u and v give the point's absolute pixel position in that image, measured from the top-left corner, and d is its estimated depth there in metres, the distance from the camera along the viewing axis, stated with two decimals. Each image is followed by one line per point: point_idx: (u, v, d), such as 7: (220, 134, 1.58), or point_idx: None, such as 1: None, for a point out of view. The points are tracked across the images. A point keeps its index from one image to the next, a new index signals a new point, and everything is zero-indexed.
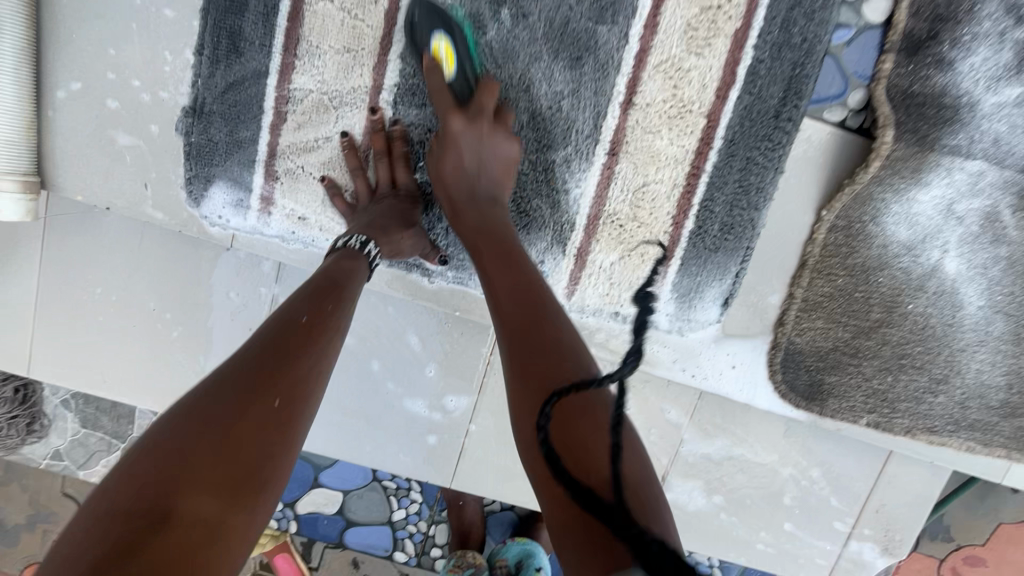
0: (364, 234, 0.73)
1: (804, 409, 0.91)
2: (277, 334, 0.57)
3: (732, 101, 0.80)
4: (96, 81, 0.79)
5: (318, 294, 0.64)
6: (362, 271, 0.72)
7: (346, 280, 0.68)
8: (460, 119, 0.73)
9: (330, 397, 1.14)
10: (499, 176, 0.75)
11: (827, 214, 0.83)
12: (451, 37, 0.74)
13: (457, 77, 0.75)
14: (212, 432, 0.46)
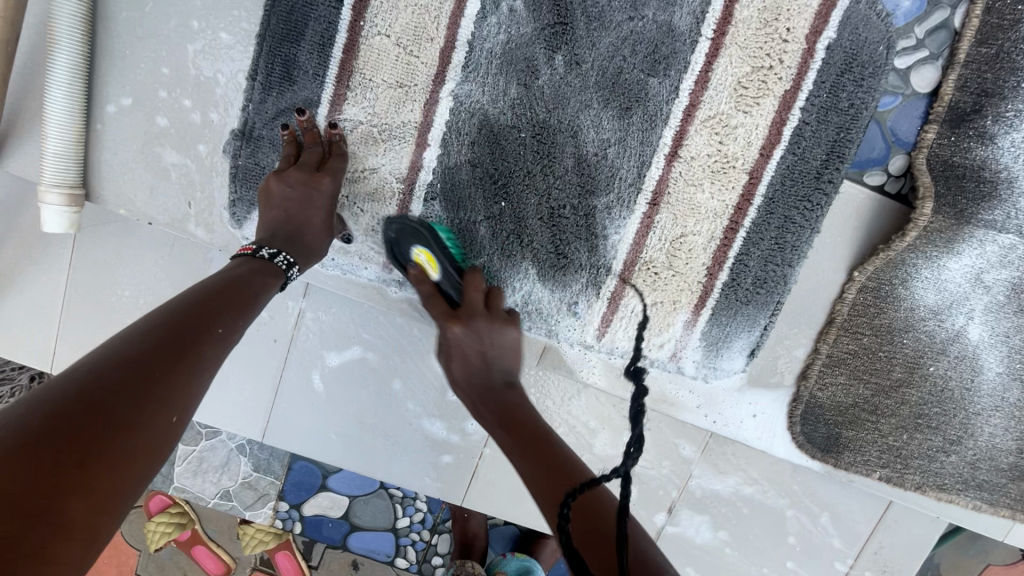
0: (274, 248, 0.70)
1: (820, 460, 0.93)
2: (197, 319, 0.56)
3: (775, 160, 0.81)
4: (147, 98, 0.80)
5: (215, 296, 0.60)
6: (274, 278, 0.68)
7: (241, 281, 0.64)
8: (457, 328, 0.75)
9: (349, 412, 1.16)
10: (510, 355, 0.76)
11: (858, 275, 0.84)
12: (424, 244, 0.78)
13: (444, 275, 0.78)
14: (116, 411, 0.45)
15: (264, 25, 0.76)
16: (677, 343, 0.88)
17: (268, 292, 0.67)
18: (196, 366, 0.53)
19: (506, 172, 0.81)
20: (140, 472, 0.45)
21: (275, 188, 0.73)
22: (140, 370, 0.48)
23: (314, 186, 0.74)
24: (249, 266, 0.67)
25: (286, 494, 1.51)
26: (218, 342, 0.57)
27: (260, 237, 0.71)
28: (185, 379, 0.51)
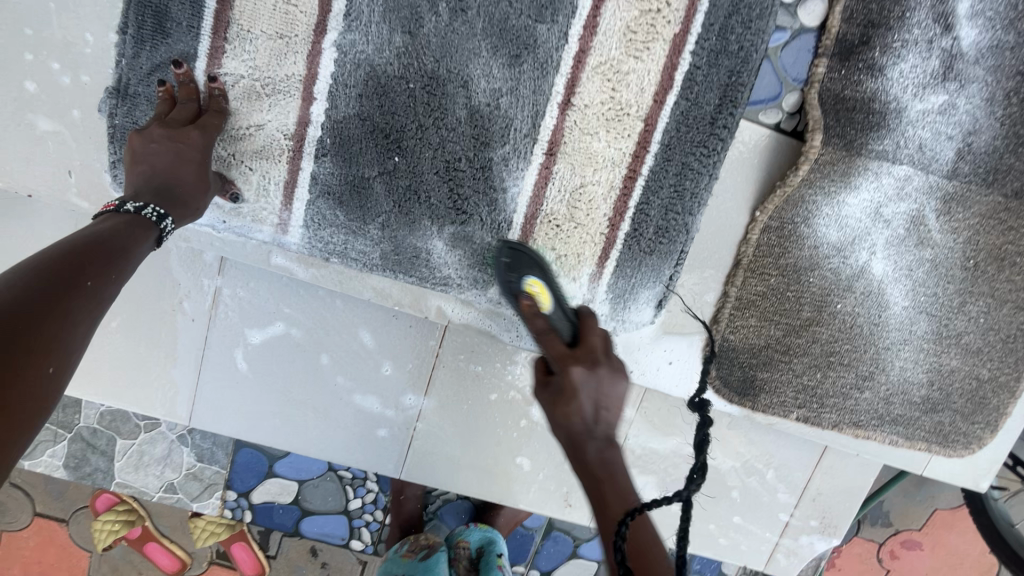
0: (139, 201, 0.67)
1: (737, 404, 0.93)
2: (72, 276, 0.54)
3: (668, 105, 0.80)
4: (12, 60, 0.76)
5: (90, 251, 0.58)
6: (149, 234, 0.65)
7: (118, 237, 0.62)
8: (578, 367, 0.67)
9: (277, 389, 1.13)
10: (620, 388, 0.69)
11: (760, 215, 0.84)
12: (539, 278, 0.78)
13: (556, 309, 0.75)
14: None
15: None
16: (585, 296, 0.87)
17: (141, 247, 0.64)
18: (65, 319, 0.51)
19: (397, 126, 0.79)
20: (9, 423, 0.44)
21: (142, 145, 0.70)
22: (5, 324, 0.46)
23: (186, 141, 0.72)
24: (117, 222, 0.63)
25: (232, 483, 1.48)
26: (90, 296, 0.55)
27: (129, 194, 0.69)
28: (57, 333, 0.49)
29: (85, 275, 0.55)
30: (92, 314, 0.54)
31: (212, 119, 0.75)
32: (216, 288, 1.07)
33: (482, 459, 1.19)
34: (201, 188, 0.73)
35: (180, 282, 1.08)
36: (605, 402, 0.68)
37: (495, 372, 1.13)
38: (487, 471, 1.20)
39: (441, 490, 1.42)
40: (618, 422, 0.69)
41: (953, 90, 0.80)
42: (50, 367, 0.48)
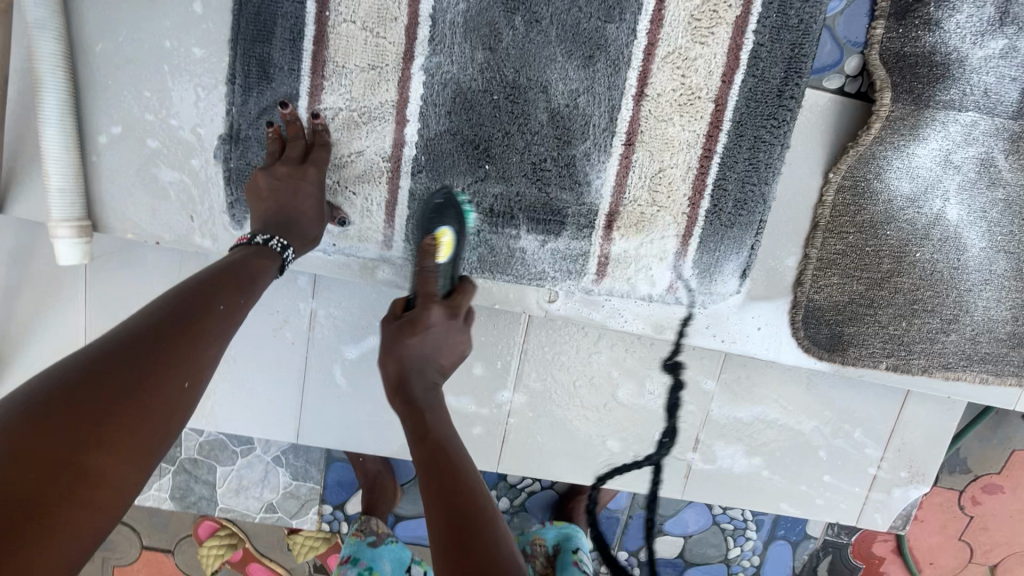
0: (266, 233, 0.75)
1: (828, 361, 0.96)
2: (207, 303, 0.63)
3: (737, 84, 0.84)
4: (135, 122, 0.83)
5: (223, 279, 0.67)
6: (273, 263, 0.75)
7: (248, 262, 0.72)
8: (437, 309, 0.77)
9: (375, 400, 1.19)
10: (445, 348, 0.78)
11: (834, 176, 0.88)
12: (453, 230, 0.82)
13: (450, 263, 0.81)
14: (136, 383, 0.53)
15: (235, 30, 0.80)
16: (672, 275, 0.92)
17: (266, 273, 0.74)
18: (197, 341, 0.60)
19: (485, 135, 0.85)
20: (153, 429, 0.53)
21: (263, 186, 0.78)
22: (148, 347, 0.56)
23: (299, 181, 0.79)
24: (246, 251, 0.73)
25: (327, 496, 1.56)
26: (222, 319, 0.64)
27: (257, 228, 0.77)
28: (188, 352, 0.58)
29: (217, 299, 0.64)
30: (224, 335, 0.63)
31: (322, 152, 0.82)
32: (312, 310, 1.14)
33: (574, 445, 1.24)
34: (317, 218, 0.81)
35: (278, 310, 1.15)
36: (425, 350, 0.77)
37: (579, 360, 1.18)
38: (579, 457, 1.24)
39: (527, 482, 1.44)
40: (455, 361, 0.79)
41: (1011, 33, 0.83)
42: (184, 381, 0.57)
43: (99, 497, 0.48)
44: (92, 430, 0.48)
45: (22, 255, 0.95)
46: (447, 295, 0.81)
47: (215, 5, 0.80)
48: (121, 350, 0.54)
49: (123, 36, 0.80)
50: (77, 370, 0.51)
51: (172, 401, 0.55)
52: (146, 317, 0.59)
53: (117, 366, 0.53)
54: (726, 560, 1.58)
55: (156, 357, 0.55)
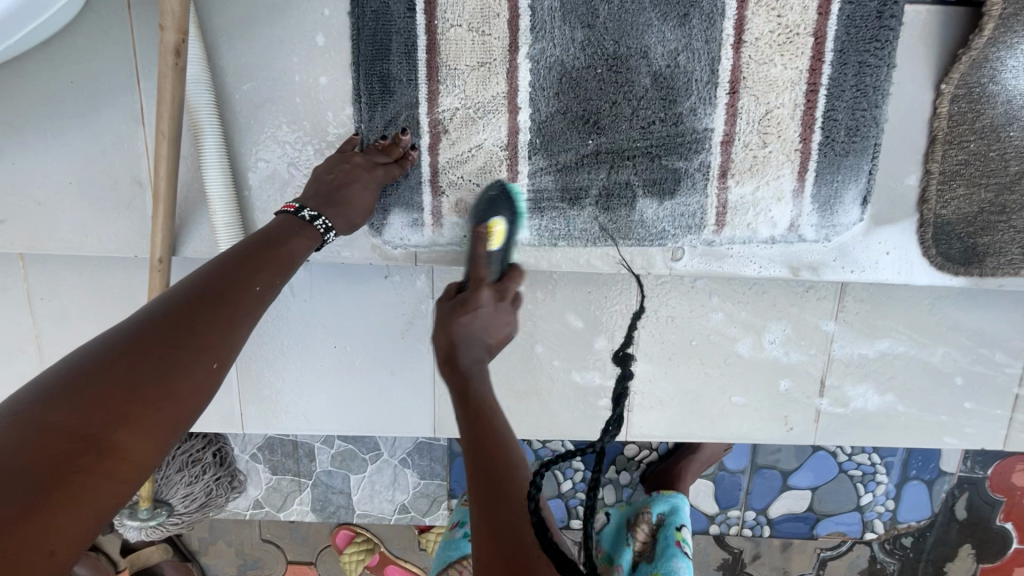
0: (315, 209, 0.81)
1: (964, 275, 0.95)
2: (236, 285, 0.67)
3: (834, 13, 0.85)
4: (277, 153, 0.92)
5: (249, 259, 0.71)
6: (309, 238, 0.80)
7: (280, 240, 0.76)
8: (487, 292, 0.87)
9: (502, 387, 1.25)
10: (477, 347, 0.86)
11: (947, 86, 0.87)
12: (505, 221, 0.89)
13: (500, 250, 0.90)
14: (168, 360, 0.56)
15: (355, 54, 0.87)
16: (792, 214, 0.93)
17: (303, 252, 0.78)
18: (226, 323, 0.63)
19: (594, 109, 0.89)
20: (179, 405, 0.55)
21: (318, 169, 0.86)
22: (179, 323, 0.59)
23: (352, 171, 0.85)
24: (290, 226, 0.79)
25: (454, 491, 1.60)
26: (254, 300, 0.68)
27: (306, 196, 0.83)
28: (215, 333, 0.61)
29: (253, 279, 0.69)
30: (253, 313, 0.67)
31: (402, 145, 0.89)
32: (433, 309, 1.20)
33: (699, 405, 1.25)
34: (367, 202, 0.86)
35: (402, 314, 1.21)
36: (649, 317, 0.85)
37: (693, 320, 1.19)
38: (706, 416, 1.25)
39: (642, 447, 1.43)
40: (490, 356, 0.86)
41: None
42: (211, 363, 0.59)
43: (120, 471, 0.49)
44: (115, 400, 0.51)
45: None
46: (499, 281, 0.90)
47: (335, 35, 0.87)
48: (152, 325, 0.58)
49: (259, 77, 0.89)
50: (109, 345, 0.55)
51: (198, 380, 0.57)
52: (179, 295, 0.63)
53: (144, 340, 0.56)
54: (859, 507, 1.54)
55: (182, 334, 0.58)
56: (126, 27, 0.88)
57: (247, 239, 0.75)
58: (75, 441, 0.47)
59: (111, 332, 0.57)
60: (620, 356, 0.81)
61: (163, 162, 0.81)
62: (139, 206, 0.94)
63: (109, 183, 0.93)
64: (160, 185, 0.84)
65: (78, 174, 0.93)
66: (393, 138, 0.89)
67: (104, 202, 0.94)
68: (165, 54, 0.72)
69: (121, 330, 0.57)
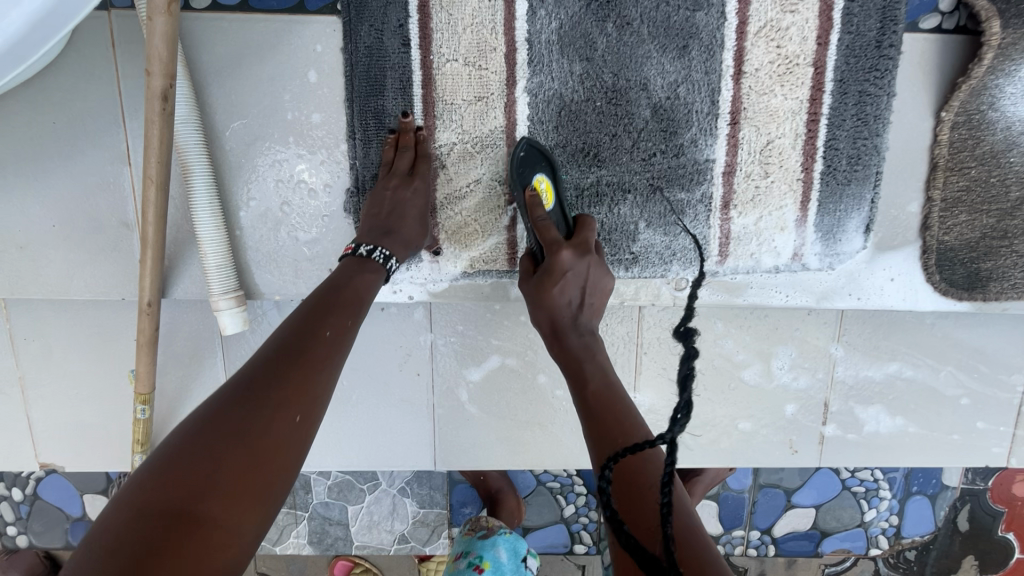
0: (371, 243, 0.80)
1: (969, 300, 0.95)
2: (315, 334, 0.66)
3: (833, 44, 0.85)
4: (268, 192, 0.90)
5: (326, 307, 0.70)
6: (375, 274, 0.79)
7: (354, 283, 0.76)
8: (568, 253, 0.82)
9: (504, 418, 1.22)
10: (599, 301, 0.84)
11: (947, 114, 0.87)
12: (548, 173, 0.85)
13: (555, 209, 0.86)
14: (258, 424, 0.56)
15: (348, 90, 0.85)
16: (795, 243, 0.92)
17: (370, 295, 0.77)
18: (303, 374, 0.61)
19: (595, 144, 0.88)
20: (273, 469, 0.55)
21: (363, 209, 0.84)
22: (259, 384, 0.59)
23: (398, 197, 0.84)
24: (353, 271, 0.77)
25: (455, 519, 1.56)
26: (330, 345, 0.66)
27: (360, 234, 0.83)
28: (301, 388, 0.60)
29: (330, 326, 0.68)
30: (336, 359, 0.66)
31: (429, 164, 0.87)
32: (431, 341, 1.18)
33: (703, 429, 1.23)
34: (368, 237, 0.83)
35: (400, 346, 1.18)
36: (591, 285, 0.83)
37: (695, 344, 1.18)
38: (710, 440, 1.24)
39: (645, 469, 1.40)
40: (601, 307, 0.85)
41: None
42: (298, 416, 0.59)
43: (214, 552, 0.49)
44: (209, 476, 0.52)
45: (174, 334, 1.01)
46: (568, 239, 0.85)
47: (327, 71, 0.85)
48: (237, 389, 0.58)
49: (251, 114, 0.87)
50: (202, 415, 0.56)
51: (287, 438, 0.57)
52: (263, 351, 0.63)
53: (233, 404, 0.57)
54: (863, 523, 1.53)
55: (264, 394, 0.58)
56: (111, 65, 0.85)
57: (322, 285, 0.75)
58: (170, 524, 0.49)
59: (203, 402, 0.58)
60: (684, 332, 0.70)
61: (152, 207, 0.78)
62: (127, 247, 0.91)
63: (95, 225, 0.90)
64: (147, 229, 0.81)
65: (61, 216, 0.90)
66: (400, 128, 0.86)
67: (90, 244, 0.91)
68: (152, 99, 0.69)
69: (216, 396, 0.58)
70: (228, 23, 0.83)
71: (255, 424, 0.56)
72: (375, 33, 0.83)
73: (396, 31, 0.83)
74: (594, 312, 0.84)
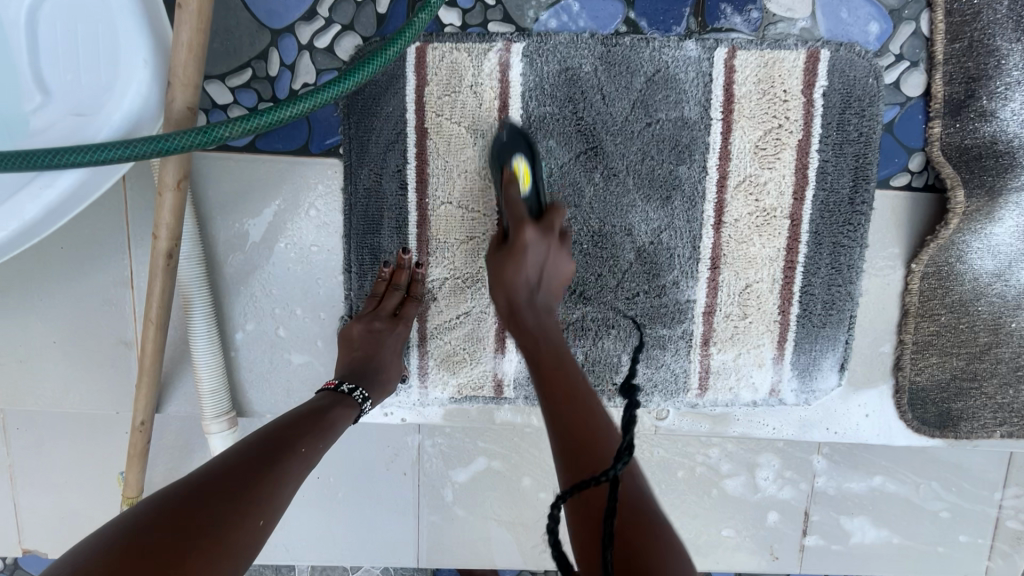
0: (352, 382, 0.83)
1: (940, 437, 0.98)
2: (288, 445, 0.71)
3: (809, 199, 0.90)
4: (265, 315, 0.93)
5: (302, 423, 0.75)
6: (350, 408, 0.81)
7: (333, 403, 0.80)
8: (532, 231, 0.80)
9: (488, 517, 1.23)
10: (554, 290, 0.83)
11: (917, 266, 0.91)
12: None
13: (531, 195, 0.83)
14: (217, 517, 0.59)
15: (347, 227, 0.90)
16: (773, 379, 0.95)
17: (343, 422, 0.79)
18: (274, 476, 0.66)
19: (581, 282, 0.92)
20: (229, 555, 0.59)
21: (339, 350, 0.88)
22: (230, 479, 0.64)
23: (379, 335, 0.87)
24: (330, 399, 0.81)
25: None
26: (300, 461, 0.70)
27: (342, 371, 0.86)
28: (264, 491, 0.64)
29: (305, 440, 0.73)
30: (303, 472, 0.70)
31: (413, 303, 0.89)
32: (418, 441, 1.20)
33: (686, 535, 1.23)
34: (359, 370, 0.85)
35: (388, 445, 1.20)
36: (547, 267, 0.81)
37: (678, 453, 1.19)
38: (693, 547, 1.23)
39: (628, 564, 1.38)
40: (556, 299, 0.83)
41: None
42: (259, 521, 0.62)
43: None
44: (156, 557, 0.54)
45: (166, 440, 1.03)
46: (537, 220, 0.83)
47: (327, 209, 0.90)
48: (209, 481, 0.63)
49: (253, 244, 0.91)
50: (168, 498, 0.60)
51: (249, 534, 0.61)
52: (238, 453, 0.68)
53: (199, 495, 0.61)
54: None
55: (233, 490, 0.62)
56: (122, 197, 0.89)
57: (306, 404, 0.80)
58: None
59: (172, 486, 0.63)
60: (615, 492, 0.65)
61: (151, 343, 0.81)
62: (126, 364, 0.94)
63: (95, 342, 0.93)
64: (146, 359, 0.84)
65: (64, 333, 0.93)
66: (396, 263, 0.90)
67: (90, 360, 0.94)
68: (157, 256, 0.72)
69: (184, 483, 0.63)
70: (235, 161, 0.88)
71: (218, 514, 0.60)
72: (374, 176, 0.88)
73: (395, 175, 0.88)
74: (550, 295, 0.83)
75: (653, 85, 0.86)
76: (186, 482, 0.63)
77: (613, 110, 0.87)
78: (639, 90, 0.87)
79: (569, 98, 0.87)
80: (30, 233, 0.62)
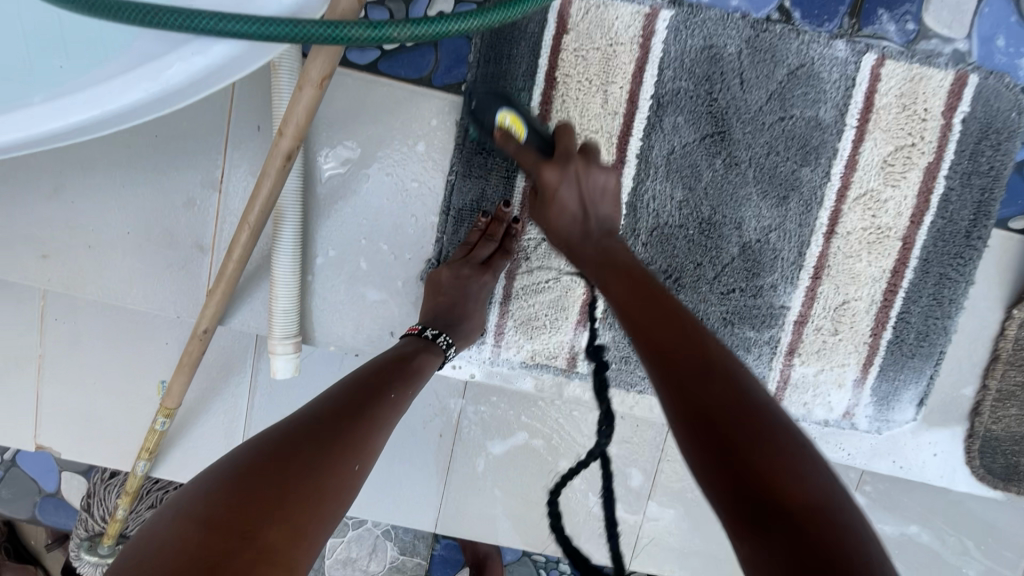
0: (436, 327, 0.81)
1: (1003, 490, 0.95)
2: (377, 390, 0.67)
3: (925, 225, 0.87)
4: (348, 244, 0.90)
5: (388, 370, 0.72)
6: (435, 356, 0.79)
7: (414, 353, 0.77)
8: (553, 171, 0.73)
9: (514, 494, 1.20)
10: (609, 203, 0.75)
11: (1019, 312, 0.89)
12: (511, 107, 0.74)
13: (532, 132, 0.75)
14: (319, 460, 0.56)
15: (453, 168, 0.87)
16: (850, 402, 0.93)
17: (430, 370, 0.77)
18: (368, 420, 0.63)
19: (679, 268, 0.89)
20: (331, 501, 0.55)
21: (425, 293, 0.86)
22: (327, 421, 0.60)
23: (468, 282, 0.84)
24: (415, 345, 0.79)
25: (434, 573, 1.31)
26: (389, 407, 0.67)
27: (426, 316, 0.83)
28: (360, 434, 0.61)
29: (393, 387, 0.69)
30: (395, 421, 0.67)
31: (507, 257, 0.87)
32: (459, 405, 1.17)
33: None
34: (447, 317, 0.82)
35: (428, 404, 1.17)
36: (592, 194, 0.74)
37: None
38: None
39: None
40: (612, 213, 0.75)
41: None
42: (355, 466, 0.58)
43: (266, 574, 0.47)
44: (265, 498, 0.51)
45: (215, 356, 0.99)
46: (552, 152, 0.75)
47: (437, 147, 0.87)
48: (304, 422, 0.59)
49: (353, 168, 0.87)
50: (268, 439, 0.57)
51: (347, 479, 0.57)
52: (329, 397, 0.65)
53: (299, 435, 0.58)
54: None
55: (327, 433, 0.59)
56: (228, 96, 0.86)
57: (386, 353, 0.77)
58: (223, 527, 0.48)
59: (271, 428, 0.60)
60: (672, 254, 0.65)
61: (240, 247, 0.77)
62: (195, 268, 0.90)
63: (169, 240, 0.89)
64: (228, 265, 0.80)
65: (138, 225, 0.89)
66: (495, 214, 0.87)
67: (159, 257, 0.90)
68: (276, 156, 0.70)
69: (282, 424, 0.60)
70: (352, 79, 0.85)
71: (317, 453, 0.56)
72: None
73: None
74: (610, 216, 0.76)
75: (795, 79, 0.84)
76: (278, 424, 0.59)
77: (748, 97, 0.84)
78: (779, 81, 0.84)
79: (707, 76, 0.84)
80: (171, 99, 0.59)
